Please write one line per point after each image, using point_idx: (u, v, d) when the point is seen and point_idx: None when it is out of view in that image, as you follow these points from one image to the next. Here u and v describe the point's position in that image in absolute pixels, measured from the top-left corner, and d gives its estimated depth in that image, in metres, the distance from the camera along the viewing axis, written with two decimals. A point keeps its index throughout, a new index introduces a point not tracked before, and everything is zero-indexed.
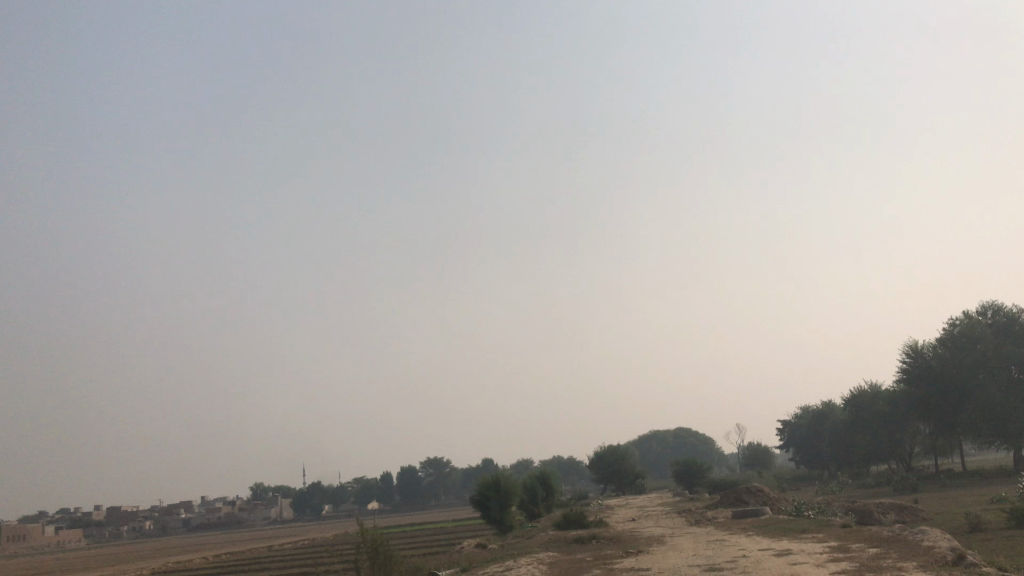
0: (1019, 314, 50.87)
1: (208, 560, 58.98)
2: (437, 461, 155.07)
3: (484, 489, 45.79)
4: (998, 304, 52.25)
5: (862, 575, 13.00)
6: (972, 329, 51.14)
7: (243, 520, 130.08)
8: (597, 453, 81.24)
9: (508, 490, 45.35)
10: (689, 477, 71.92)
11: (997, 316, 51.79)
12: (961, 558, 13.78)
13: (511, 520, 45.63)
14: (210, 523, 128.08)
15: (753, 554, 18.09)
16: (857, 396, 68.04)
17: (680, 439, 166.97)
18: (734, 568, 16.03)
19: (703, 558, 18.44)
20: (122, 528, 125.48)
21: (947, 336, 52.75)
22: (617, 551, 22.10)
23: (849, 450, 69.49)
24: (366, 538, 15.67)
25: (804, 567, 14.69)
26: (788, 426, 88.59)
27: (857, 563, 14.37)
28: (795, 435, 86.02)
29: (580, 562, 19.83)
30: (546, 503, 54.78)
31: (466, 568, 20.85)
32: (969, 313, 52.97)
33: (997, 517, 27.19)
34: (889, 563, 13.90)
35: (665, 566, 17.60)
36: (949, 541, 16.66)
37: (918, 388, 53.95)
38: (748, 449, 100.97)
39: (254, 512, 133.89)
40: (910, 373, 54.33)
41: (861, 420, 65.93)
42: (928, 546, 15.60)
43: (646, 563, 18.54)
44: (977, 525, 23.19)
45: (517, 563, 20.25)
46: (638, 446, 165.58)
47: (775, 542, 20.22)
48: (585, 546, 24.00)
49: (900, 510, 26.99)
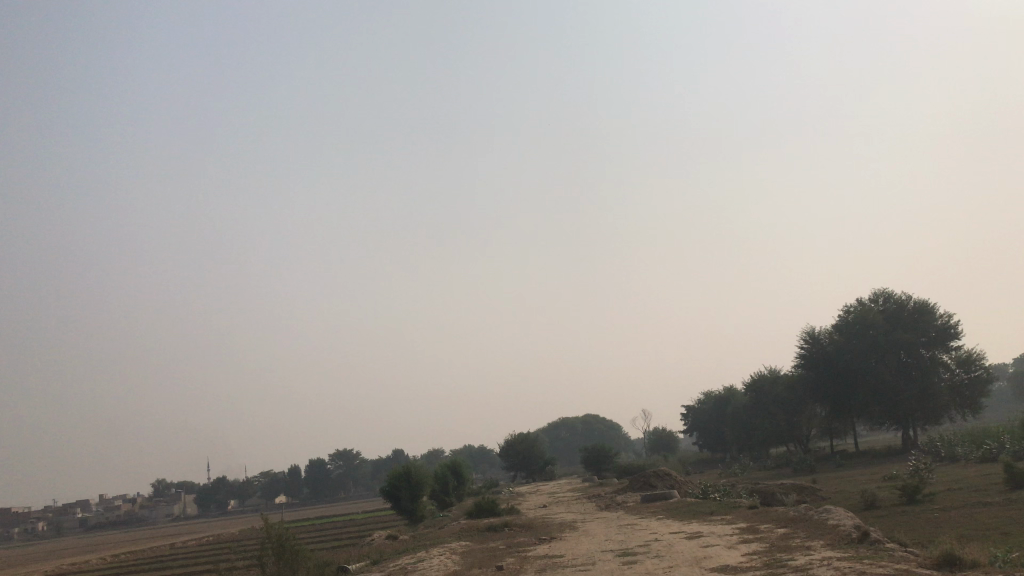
0: (908, 300, 53.14)
1: (105, 561, 56.53)
2: (346, 453, 152.78)
3: (393, 480, 45.15)
4: (889, 292, 54.51)
5: (774, 554, 13.15)
6: (865, 315, 53.27)
7: (143, 518, 125.31)
8: (507, 441, 81.38)
9: (419, 480, 44.90)
10: (598, 463, 72.76)
11: (888, 302, 54.06)
12: (866, 535, 14.11)
13: (421, 511, 45.17)
14: (108, 522, 122.95)
15: (665, 538, 18.15)
16: (758, 381, 70.17)
17: (588, 426, 169.02)
18: (647, 551, 15.99)
19: (616, 543, 18.38)
20: (13, 531, 119.27)
21: (843, 322, 54.79)
22: (530, 538, 21.92)
23: (750, 434, 71.62)
24: (271, 532, 15.01)
25: (716, 548, 14.76)
26: (692, 410, 90.75)
27: (767, 543, 14.55)
28: (699, 420, 88.20)
29: (494, 551, 19.52)
30: (457, 493, 54.52)
31: (377, 561, 20.38)
32: (862, 300, 55.17)
33: (891, 494, 28.27)
34: (798, 543, 14.10)
35: (578, 553, 17.45)
36: (852, 519, 17.12)
37: (816, 372, 55.86)
38: (654, 434, 102.98)
39: (155, 510, 129.23)
40: (807, 357, 56.33)
41: (762, 405, 68.04)
42: (833, 525, 15.99)
43: (559, 550, 18.37)
44: (873, 503, 24.02)
45: (429, 554, 19.80)
46: (547, 433, 166.79)
47: (686, 525, 20.41)
48: (498, 535, 23.77)
49: (801, 490, 27.78)
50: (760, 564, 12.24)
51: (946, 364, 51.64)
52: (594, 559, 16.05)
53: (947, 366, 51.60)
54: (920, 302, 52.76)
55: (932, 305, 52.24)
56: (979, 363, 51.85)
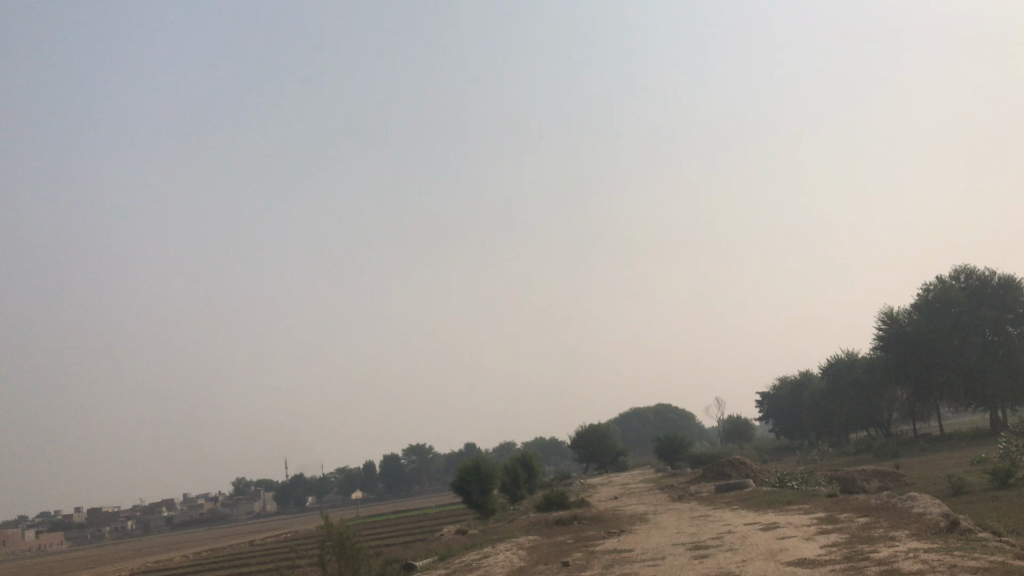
0: (991, 277, 50.70)
1: (189, 558, 58.05)
2: (419, 448, 154.31)
3: (464, 473, 45.08)
4: (971, 268, 52.07)
5: (855, 546, 12.34)
6: (946, 293, 51.07)
7: (226, 515, 128.78)
8: (578, 432, 80.77)
9: (489, 474, 44.77)
10: (671, 453, 71.65)
11: (970, 280, 51.64)
12: (956, 524, 13.19)
13: (492, 504, 44.96)
14: (194, 520, 126.66)
15: (738, 530, 17.42)
16: (835, 364, 68.04)
17: (661, 416, 167.10)
18: (719, 545, 15.27)
19: (687, 536, 17.71)
20: (105, 530, 123.76)
21: (922, 302, 52.68)
22: (599, 532, 21.41)
23: (828, 419, 69.56)
24: (333, 530, 14.85)
25: (793, 542, 13.94)
26: (766, 397, 88.77)
27: (848, 535, 13.71)
28: (774, 406, 86.19)
29: (561, 546, 19.04)
30: (528, 485, 54.21)
31: (444, 557, 20.13)
32: (942, 278, 52.88)
33: (981, 478, 26.84)
34: (881, 533, 13.28)
35: (648, 546, 16.85)
36: (939, 507, 16.13)
37: (894, 354, 53.88)
38: (729, 421, 101.14)
39: (237, 507, 132.46)
40: (886, 339, 54.28)
41: (840, 389, 65.94)
42: (919, 513, 15.06)
43: (628, 544, 17.79)
44: (961, 489, 22.83)
45: (496, 549, 19.48)
46: (619, 424, 165.38)
47: (761, 516, 19.63)
48: (567, 528, 23.31)
49: (883, 476, 26.64)
50: (841, 556, 11.42)
51: None
52: (664, 553, 15.41)
53: None
54: (1004, 277, 50.28)
55: (1017, 280, 49.76)
56: None
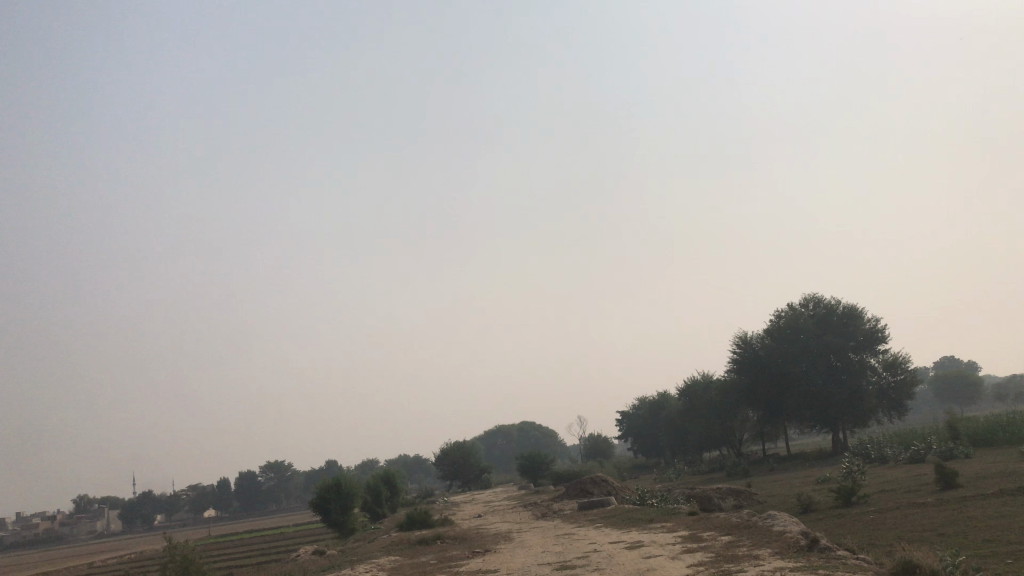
0: (836, 305, 53.69)
1: None
2: (278, 465, 149.32)
3: (323, 491, 43.51)
4: (819, 297, 54.99)
5: (721, 565, 12.34)
6: (796, 320, 53.61)
7: (64, 536, 120.12)
8: (442, 449, 79.97)
9: (350, 492, 43.45)
10: (534, 470, 71.93)
11: (818, 307, 54.52)
12: (815, 542, 13.45)
13: (352, 523, 43.59)
14: (26, 540, 117.45)
15: (604, 548, 17.33)
16: (691, 385, 70.27)
17: (524, 434, 168.37)
18: (585, 564, 15.09)
19: (552, 555, 17.47)
20: None
21: (774, 327, 55.11)
22: (463, 551, 20.93)
23: (684, 438, 71.64)
24: (176, 553, 13.71)
25: (659, 561, 13.83)
26: (627, 416, 90.74)
27: (713, 554, 13.75)
28: (633, 426, 88.23)
29: (423, 567, 18.36)
30: (390, 504, 53.02)
31: None
32: (793, 305, 55.55)
33: (827, 496, 28.01)
34: (745, 552, 13.36)
35: (514, 567, 16.45)
36: (797, 525, 16.52)
37: (747, 376, 56.03)
38: (589, 439, 102.75)
39: (77, 527, 123.83)
40: (740, 361, 56.35)
41: (695, 409, 68.10)
42: (779, 531, 15.32)
43: (493, 564, 17.35)
44: (810, 506, 23.72)
45: (355, 571, 18.62)
46: (484, 441, 165.47)
47: (625, 534, 19.63)
48: (430, 548, 22.67)
49: (737, 494, 27.40)
50: None
51: (874, 367, 52.37)
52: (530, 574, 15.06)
53: (874, 369, 52.30)
54: (848, 306, 53.33)
55: (859, 310, 52.87)
56: (904, 366, 52.69)
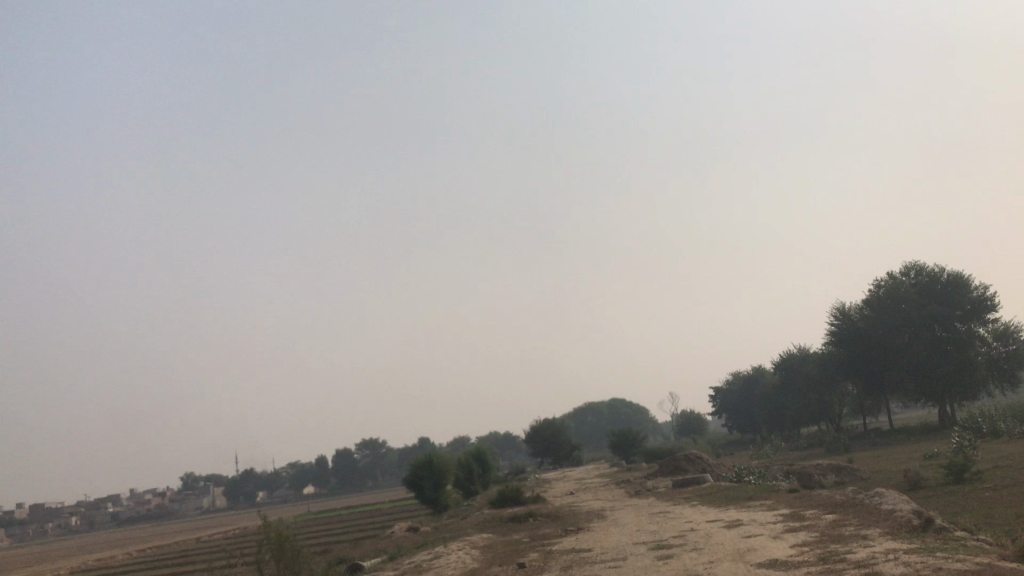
0: (941, 273, 51.05)
1: (132, 556, 56.22)
2: (373, 442, 152.84)
3: (416, 469, 44.01)
4: (922, 265, 52.43)
5: (828, 546, 11.65)
6: (897, 289, 51.28)
7: (174, 511, 125.89)
8: (532, 427, 80.15)
9: (443, 469, 43.81)
10: (625, 447, 71.24)
11: (920, 276, 52.02)
12: (931, 522, 12.61)
13: (445, 500, 44.01)
14: (141, 516, 123.55)
15: (701, 527, 16.75)
16: (787, 359, 68.28)
17: (614, 412, 167.62)
18: (682, 544, 14.56)
19: (648, 534, 16.98)
20: (48, 527, 120.22)
21: (873, 297, 52.86)
22: (556, 529, 20.62)
23: (779, 414, 69.83)
24: (271, 531, 13.78)
25: (760, 541, 13.19)
26: (719, 392, 88.98)
27: (818, 534, 13.04)
28: (726, 402, 86.52)
29: (515, 545, 18.15)
30: (482, 481, 53.35)
31: (394, 556, 19.14)
32: (893, 274, 53.15)
33: (937, 473, 26.60)
34: (853, 532, 12.61)
35: (607, 546, 16.04)
36: (908, 503, 15.60)
37: (846, 349, 54.05)
38: (681, 416, 101.34)
39: (186, 503, 129.52)
40: (838, 334, 54.39)
41: (791, 383, 66.18)
42: (889, 510, 14.47)
43: (586, 543, 16.97)
44: (918, 483, 22.57)
45: (448, 549, 18.50)
46: (574, 419, 165.36)
47: (723, 512, 19.00)
48: (522, 526, 22.46)
49: (839, 471, 26.32)
50: (815, 558, 10.70)
51: (983, 337, 49.66)
52: (625, 554, 14.61)
53: (983, 339, 49.61)
54: (953, 274, 50.69)
55: (966, 277, 50.17)
56: (1016, 335, 49.81)
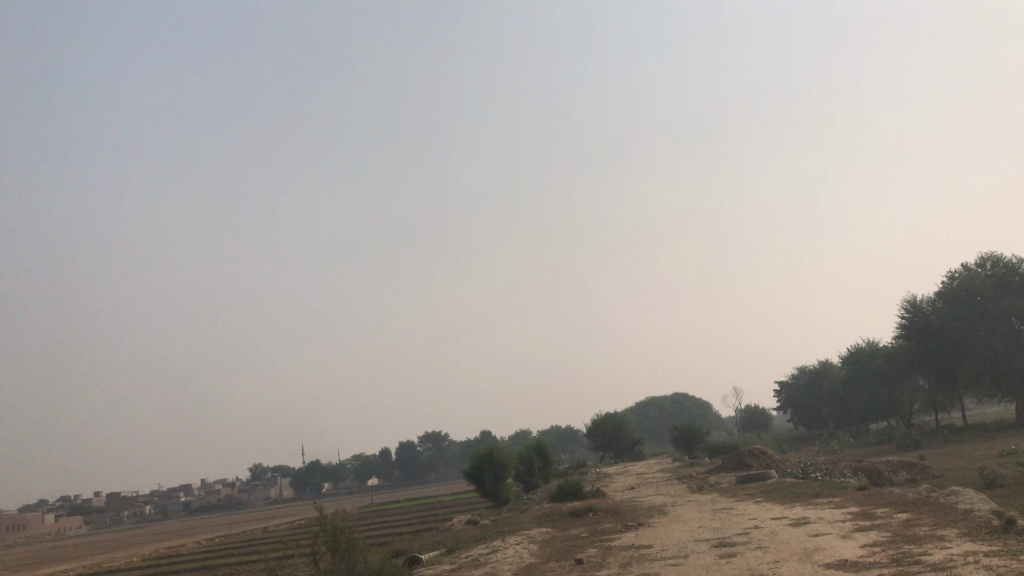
0: (1019, 264, 49.01)
1: (201, 544, 57.55)
2: (435, 435, 153.90)
3: (477, 462, 44.02)
4: (998, 256, 50.42)
5: (901, 547, 11.12)
6: (972, 281, 49.35)
7: (242, 501, 128.69)
8: (594, 421, 79.64)
9: (504, 463, 43.74)
10: (688, 442, 70.30)
11: (996, 268, 50.04)
12: (1011, 523, 11.91)
13: (506, 494, 43.94)
14: (211, 505, 126.75)
15: (766, 525, 16.25)
16: (855, 354, 66.49)
17: (677, 405, 165.73)
18: (746, 542, 14.10)
19: (709, 531, 16.52)
20: (124, 515, 124.12)
21: (946, 290, 51.02)
22: (616, 524, 20.29)
23: (847, 409, 68.13)
24: (326, 524, 13.72)
25: (828, 540, 12.70)
26: (785, 386, 87.18)
27: (890, 534, 12.47)
28: (792, 396, 84.68)
29: (574, 541, 17.87)
30: (543, 474, 53.16)
31: (452, 550, 19.07)
32: (967, 266, 51.22)
33: (1015, 471, 25.46)
34: (927, 532, 12.04)
35: (668, 543, 15.66)
36: (987, 503, 14.84)
37: (917, 343, 52.32)
38: (746, 411, 99.64)
39: (255, 493, 132.37)
40: (909, 327, 52.68)
41: (860, 378, 64.39)
42: (966, 509, 13.82)
43: (646, 540, 16.57)
44: (994, 481, 21.60)
45: (505, 544, 18.33)
46: (636, 413, 164.04)
47: (788, 510, 18.44)
48: (581, 521, 22.18)
49: (910, 468, 25.39)
50: (887, 560, 10.18)
51: None
52: (686, 551, 14.18)
53: None
54: None
55: None
56: None
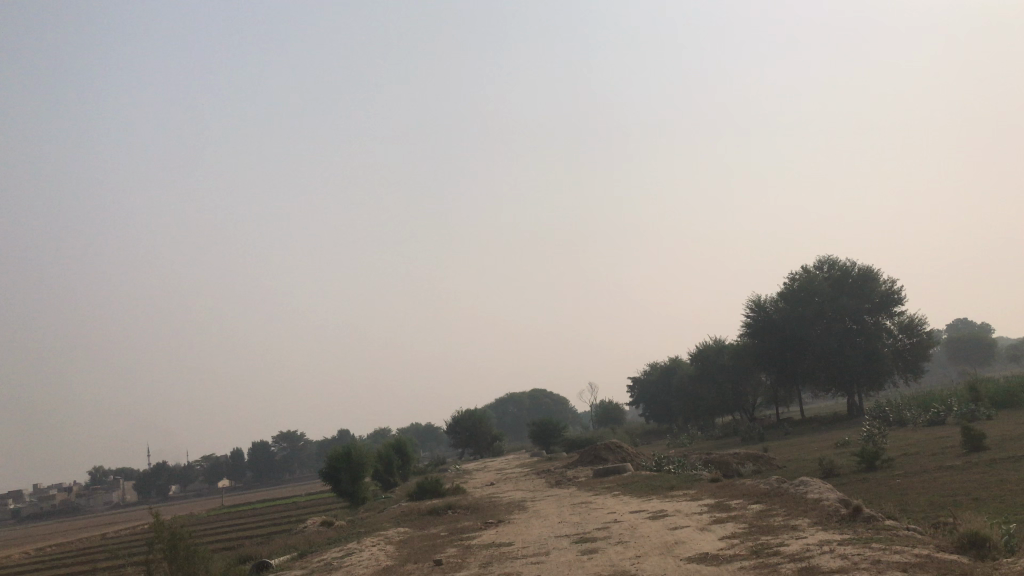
0: (852, 267, 52.21)
1: (29, 555, 53.20)
2: (291, 435, 149.52)
3: (333, 461, 42.71)
4: (834, 259, 53.57)
5: (758, 538, 11.17)
6: (810, 283, 52.18)
7: (80, 506, 120.69)
8: (454, 417, 79.32)
9: (361, 461, 42.60)
10: (546, 437, 71.07)
11: (832, 270, 53.12)
12: (859, 511, 12.28)
13: (363, 493, 42.86)
14: (43, 512, 118.14)
15: (625, 519, 16.25)
16: (703, 350, 69.16)
17: (535, 402, 167.93)
18: (608, 537, 13.97)
19: (570, 526, 16.37)
20: None
21: (788, 290, 53.75)
22: (476, 522, 19.95)
23: (695, 404, 70.73)
24: (164, 530, 12.58)
25: (687, 533, 12.74)
26: (638, 382, 89.76)
27: (745, 525, 12.64)
28: (645, 392, 87.24)
29: (433, 540, 17.30)
30: (401, 472, 52.26)
31: (303, 553, 18.11)
32: (806, 268, 54.18)
33: (850, 461, 26.84)
34: (781, 522, 12.27)
35: (529, 540, 15.34)
36: (833, 491, 15.40)
37: (761, 340, 54.81)
38: (600, 406, 101.93)
39: (93, 498, 124.38)
40: (754, 325, 55.14)
41: (708, 374, 66.92)
42: (816, 499, 14.24)
43: (506, 537, 16.25)
44: (832, 471, 22.66)
45: (361, 545, 17.58)
46: (495, 409, 165.02)
47: (646, 503, 18.61)
48: (441, 519, 21.70)
49: (756, 459, 26.34)
50: (746, 552, 10.19)
51: (889, 329, 51.01)
52: (547, 548, 13.93)
53: (890, 331, 50.97)
54: (863, 268, 51.90)
55: (875, 271, 51.44)
56: (920, 328, 51.31)
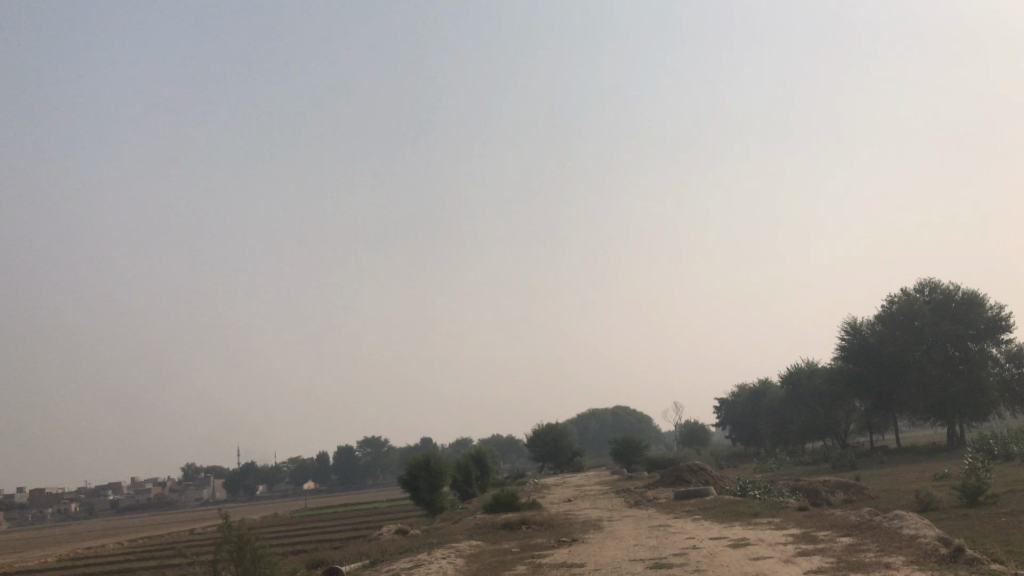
0: (955, 291, 49.63)
1: (121, 546, 55.01)
2: (375, 441, 151.66)
3: (412, 469, 42.81)
4: (936, 282, 51.03)
5: None
6: (910, 306, 49.88)
7: (173, 502, 124.93)
8: (534, 431, 78.88)
9: (440, 470, 42.57)
10: (628, 455, 69.88)
11: (934, 293, 50.61)
12: (960, 552, 11.35)
13: (441, 502, 42.81)
14: (140, 505, 122.73)
15: (704, 545, 15.53)
16: (794, 373, 66.92)
17: (618, 419, 165.79)
18: (685, 564, 13.29)
19: (646, 550, 15.76)
20: (47, 512, 119.53)
21: (886, 313, 51.48)
22: (549, 539, 19.49)
23: (785, 428, 68.43)
24: (233, 532, 12.57)
25: (770, 564, 11.98)
26: (725, 403, 87.52)
27: (834, 559, 11.81)
28: (732, 413, 84.88)
29: (504, 556, 16.88)
30: (479, 483, 52.05)
31: (374, 561, 17.96)
32: (906, 290, 51.80)
33: (949, 495, 25.27)
34: (873, 558, 11.43)
35: (602, 562, 14.78)
36: (932, 528, 14.36)
37: (855, 365, 52.64)
38: (685, 426, 99.80)
39: (186, 494, 128.60)
40: (848, 349, 53.00)
41: (799, 398, 64.72)
42: (911, 535, 13.28)
43: (579, 557, 15.72)
44: (930, 505, 21.33)
45: (431, 556, 17.34)
46: (577, 425, 163.65)
47: (726, 529, 17.82)
48: (514, 534, 21.31)
49: (847, 488, 25.05)
50: None
51: (995, 358, 48.25)
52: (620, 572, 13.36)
53: (995, 360, 48.20)
54: (968, 292, 49.26)
55: (981, 296, 48.76)
56: None
